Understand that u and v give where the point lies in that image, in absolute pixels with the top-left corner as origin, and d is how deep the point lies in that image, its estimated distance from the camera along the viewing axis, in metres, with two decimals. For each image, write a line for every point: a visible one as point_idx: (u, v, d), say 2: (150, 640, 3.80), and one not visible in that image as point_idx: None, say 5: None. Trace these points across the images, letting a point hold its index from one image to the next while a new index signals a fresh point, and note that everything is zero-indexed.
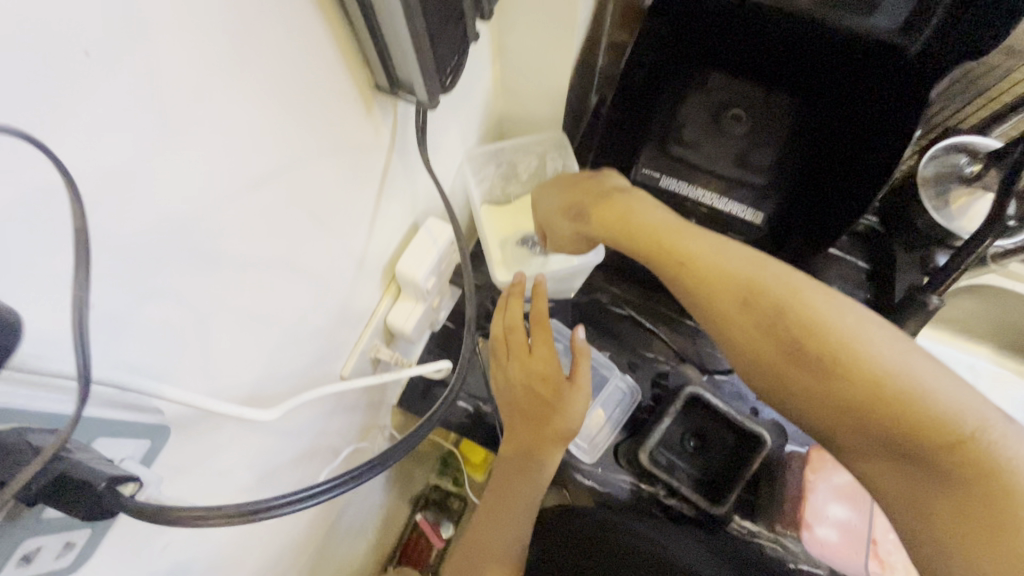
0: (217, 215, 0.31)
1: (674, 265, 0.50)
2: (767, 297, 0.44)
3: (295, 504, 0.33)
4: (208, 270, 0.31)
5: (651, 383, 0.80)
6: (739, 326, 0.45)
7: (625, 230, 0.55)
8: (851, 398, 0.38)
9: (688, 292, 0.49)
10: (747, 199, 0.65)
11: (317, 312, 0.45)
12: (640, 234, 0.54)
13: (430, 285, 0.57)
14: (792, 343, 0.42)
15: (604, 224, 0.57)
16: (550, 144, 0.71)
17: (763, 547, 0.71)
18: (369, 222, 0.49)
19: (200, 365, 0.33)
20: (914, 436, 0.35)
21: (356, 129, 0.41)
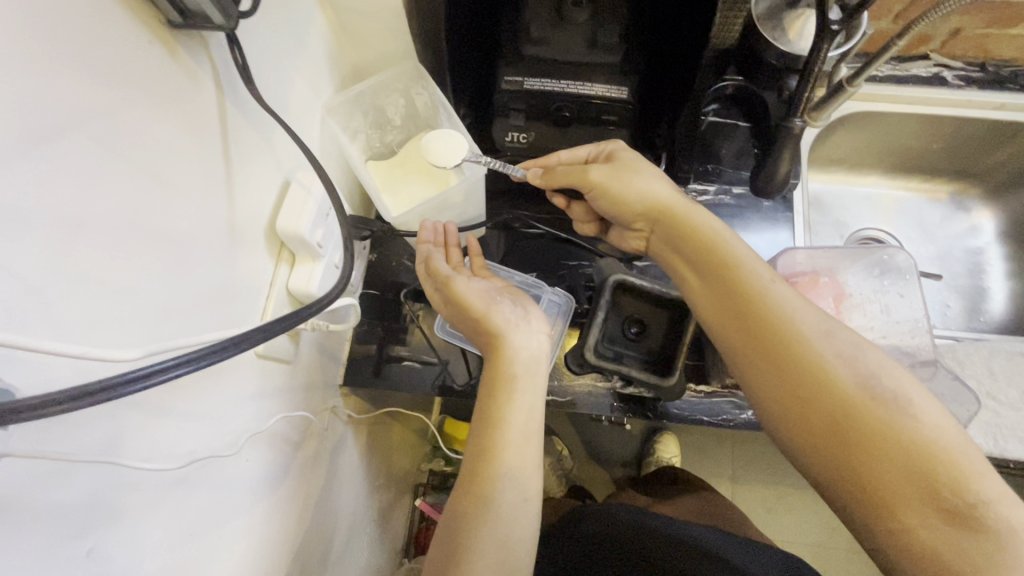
0: (18, 165, 0.28)
1: (747, 295, 0.50)
2: (832, 333, 0.47)
3: (143, 380, 0.31)
4: (26, 228, 0.29)
5: (582, 288, 0.82)
6: (814, 355, 0.46)
7: (703, 253, 0.54)
8: (904, 439, 0.41)
9: (755, 321, 0.49)
10: (607, 78, 0.67)
11: (195, 281, 0.43)
12: (722, 261, 0.53)
13: (319, 237, 0.56)
14: (864, 372, 0.44)
15: (688, 245, 0.56)
16: (408, 78, 0.70)
17: (718, 403, 0.75)
18: (225, 182, 0.47)
19: (56, 332, 0.31)
20: (944, 482, 0.39)
21: (169, 81, 0.39)
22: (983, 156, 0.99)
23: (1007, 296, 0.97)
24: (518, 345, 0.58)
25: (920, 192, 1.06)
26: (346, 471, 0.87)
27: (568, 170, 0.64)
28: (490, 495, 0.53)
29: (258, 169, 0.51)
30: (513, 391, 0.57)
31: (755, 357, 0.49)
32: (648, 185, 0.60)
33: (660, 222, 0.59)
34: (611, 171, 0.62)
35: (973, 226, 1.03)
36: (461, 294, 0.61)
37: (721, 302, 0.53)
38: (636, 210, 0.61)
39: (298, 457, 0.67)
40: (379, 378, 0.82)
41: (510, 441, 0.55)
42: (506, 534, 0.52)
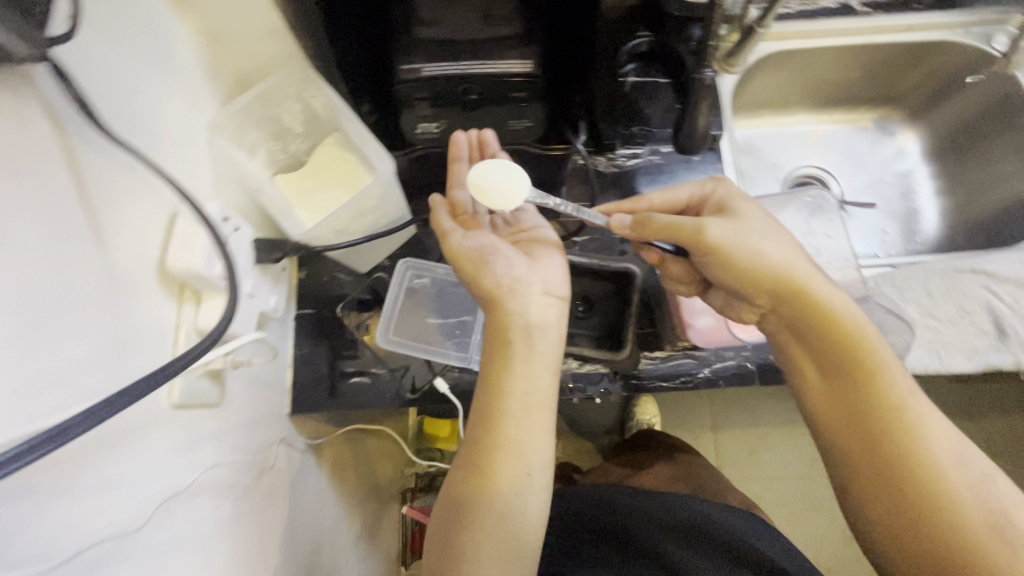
0: None
1: (860, 371, 0.51)
2: (964, 462, 0.48)
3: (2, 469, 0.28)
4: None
5: None
6: (945, 483, 0.47)
7: (823, 328, 0.53)
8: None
9: (861, 396, 0.51)
10: (510, 54, 0.62)
11: (75, 345, 0.39)
12: (844, 334, 0.52)
13: (220, 270, 0.51)
14: (990, 505, 0.46)
15: (799, 315, 0.55)
16: (298, 81, 0.64)
17: (676, 366, 0.74)
18: (92, 231, 0.42)
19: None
20: None
21: None
22: (901, 78, 1.00)
23: (939, 213, 1.00)
24: (516, 308, 0.58)
25: (846, 123, 1.07)
26: (314, 500, 0.83)
27: (682, 222, 0.57)
28: (492, 468, 0.52)
29: (133, 209, 0.47)
30: (513, 359, 0.56)
31: (847, 422, 0.52)
32: (761, 250, 0.55)
33: (759, 286, 0.56)
34: (729, 226, 0.56)
35: (899, 150, 1.05)
36: (452, 249, 0.61)
37: (835, 376, 0.53)
38: (759, 277, 0.56)
39: (254, 498, 0.64)
40: (334, 396, 0.76)
41: (511, 413, 0.54)
42: (510, 510, 0.52)
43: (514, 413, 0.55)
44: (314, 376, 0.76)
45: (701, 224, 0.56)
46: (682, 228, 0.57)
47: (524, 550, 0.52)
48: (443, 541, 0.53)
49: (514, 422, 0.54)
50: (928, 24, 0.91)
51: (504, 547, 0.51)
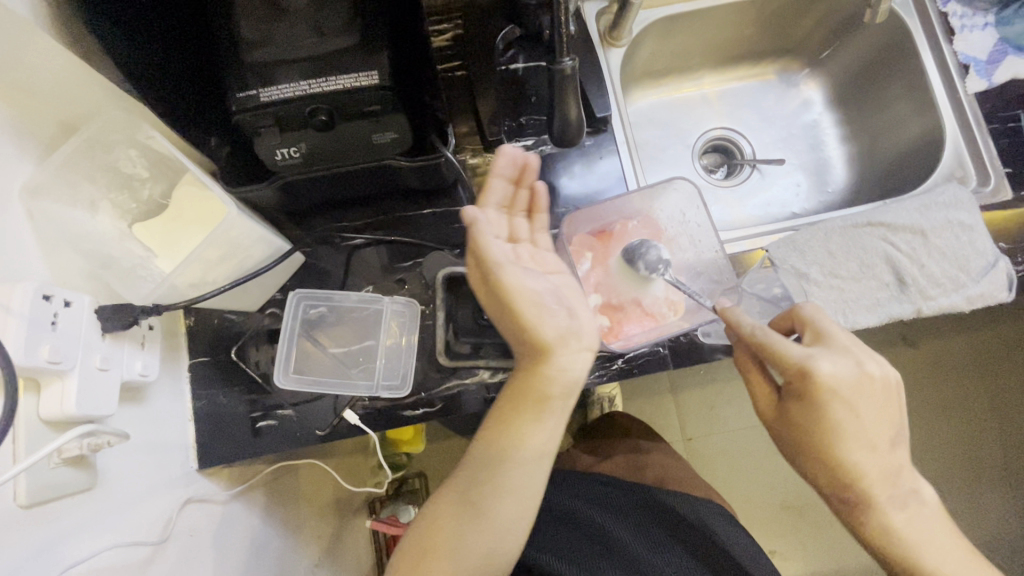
0: None
1: (856, 490, 0.57)
2: None
3: None
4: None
5: (426, 286, 0.76)
6: None
7: (818, 450, 0.56)
8: None
9: (848, 509, 0.59)
10: (352, 66, 0.57)
11: None
12: (842, 457, 0.56)
13: (44, 355, 0.46)
14: None
15: (792, 426, 0.58)
16: (127, 122, 0.58)
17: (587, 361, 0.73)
18: None
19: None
20: None
21: None
22: (793, 27, 0.97)
23: (847, 162, 0.99)
24: (561, 366, 0.60)
25: (750, 79, 1.05)
26: (250, 547, 0.81)
27: (793, 361, 0.54)
28: (492, 504, 0.60)
29: None
30: (543, 413, 0.61)
31: (849, 498, 0.58)
32: (864, 409, 0.54)
33: (798, 424, 0.57)
34: (840, 389, 0.53)
35: (804, 101, 1.04)
36: (510, 292, 0.58)
37: (834, 487, 0.58)
38: (817, 421, 0.55)
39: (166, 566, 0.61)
40: (256, 433, 0.72)
41: (522, 462, 0.61)
42: (498, 538, 0.60)
43: (525, 459, 0.61)
44: (219, 426, 0.73)
45: (806, 375, 0.53)
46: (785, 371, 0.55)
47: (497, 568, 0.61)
48: (423, 542, 0.62)
49: (524, 470, 0.61)
50: None
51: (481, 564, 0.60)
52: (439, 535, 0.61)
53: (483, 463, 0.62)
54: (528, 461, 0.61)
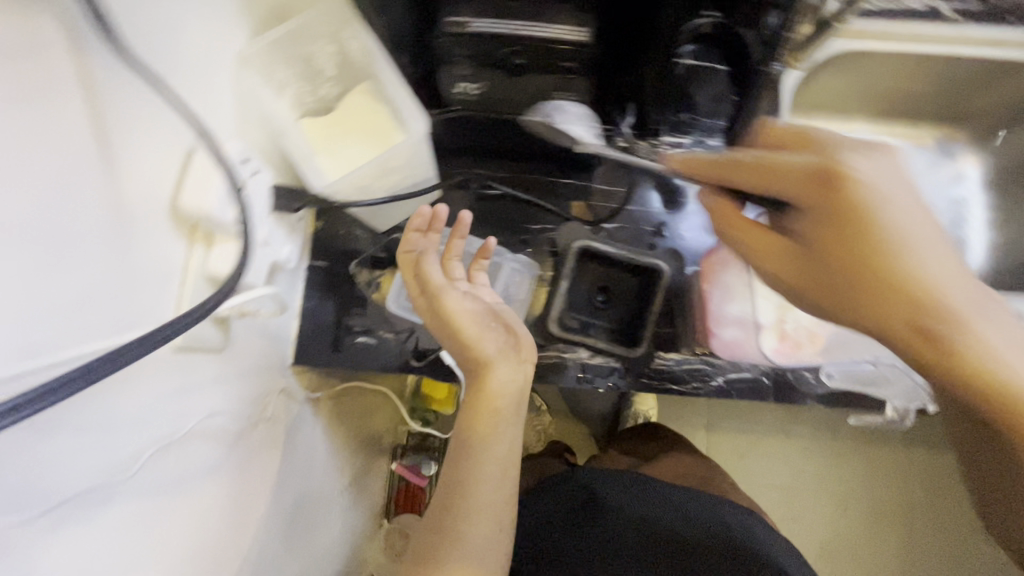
0: None
1: (987, 380, 0.41)
2: None
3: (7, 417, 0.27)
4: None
5: (546, 253, 0.76)
6: None
7: (941, 353, 0.42)
8: None
9: (918, 320, 0.43)
10: (566, 17, 0.57)
11: (81, 282, 0.38)
12: (946, 309, 0.42)
13: (234, 215, 0.48)
14: None
15: (925, 346, 0.43)
16: (337, 19, 0.60)
17: (688, 370, 0.73)
18: (110, 169, 0.40)
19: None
20: None
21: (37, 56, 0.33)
22: (972, 99, 0.92)
23: (986, 248, 0.95)
24: (502, 378, 0.59)
25: (904, 138, 1.00)
26: (306, 449, 0.84)
27: (884, 232, 0.44)
28: (466, 526, 0.55)
29: (148, 144, 0.44)
30: (499, 423, 0.59)
31: (980, 402, 0.42)
32: (924, 262, 0.44)
33: (910, 344, 0.44)
34: (872, 198, 0.44)
35: (958, 174, 0.99)
36: (452, 311, 0.60)
37: (984, 412, 0.43)
38: (907, 310, 0.43)
39: (251, 443, 0.64)
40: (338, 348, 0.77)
41: (487, 475, 0.57)
42: (476, 564, 0.55)
43: (490, 472, 0.57)
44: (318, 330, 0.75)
45: (888, 260, 0.44)
46: (814, 207, 0.46)
47: None
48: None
49: (486, 480, 0.57)
50: (1023, 41, 0.82)
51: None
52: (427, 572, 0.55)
53: (450, 485, 0.58)
54: (492, 472, 0.57)
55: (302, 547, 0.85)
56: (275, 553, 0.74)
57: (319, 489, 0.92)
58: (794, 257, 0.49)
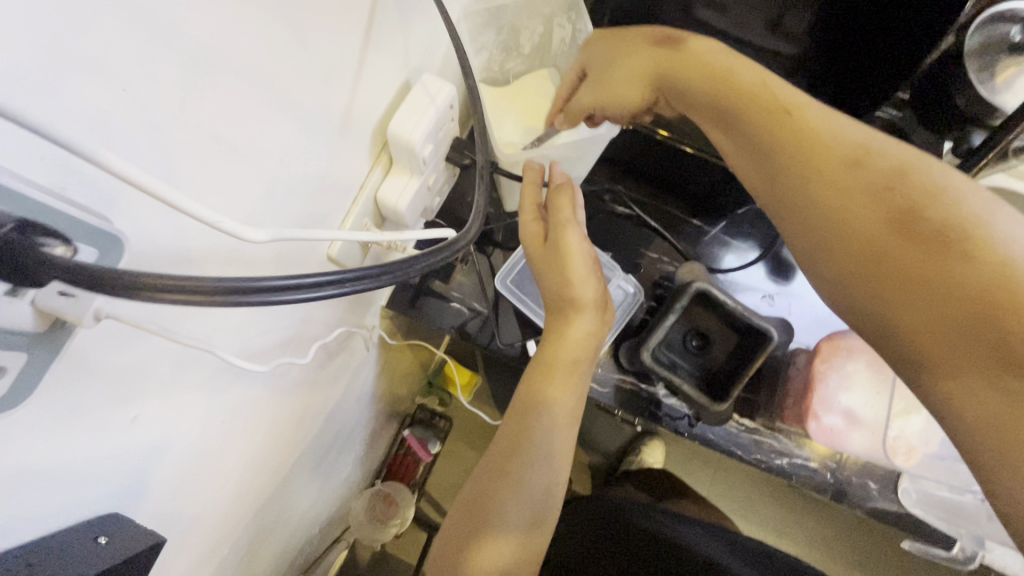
0: (186, 21, 0.26)
1: (1005, 309, 0.32)
2: (996, 276, 0.32)
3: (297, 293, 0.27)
4: (147, 39, 0.24)
5: (653, 283, 0.77)
6: (967, 235, 0.35)
7: (927, 271, 0.35)
8: (964, 258, 0.34)
9: (822, 177, 0.42)
10: (774, 69, 0.61)
11: (300, 167, 0.40)
12: (960, 223, 0.35)
13: (427, 153, 0.50)
14: (979, 282, 0.33)
15: (897, 239, 0.37)
16: (557, 5, 0.62)
17: (757, 442, 0.72)
18: (353, 72, 0.42)
19: (157, 170, 0.28)
20: (990, 299, 0.32)
21: None
22: None
23: None
24: (596, 330, 0.55)
25: None
26: (360, 389, 0.86)
27: (840, 148, 0.42)
28: (524, 468, 0.51)
29: (386, 62, 0.46)
30: (570, 375, 0.54)
31: (981, 384, 0.32)
32: (909, 175, 0.39)
33: (893, 258, 0.37)
34: (835, 126, 0.43)
35: None
36: (571, 250, 0.53)
37: (974, 366, 0.32)
38: (856, 198, 0.39)
39: (332, 365, 0.66)
40: (418, 306, 0.81)
41: (555, 424, 0.53)
42: (537, 510, 0.52)
43: (561, 422, 0.54)
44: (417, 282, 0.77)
45: (845, 163, 0.41)
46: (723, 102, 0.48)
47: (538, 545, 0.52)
48: (463, 531, 0.51)
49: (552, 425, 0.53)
50: None
51: (523, 536, 0.51)
52: (481, 511, 0.51)
53: (513, 431, 0.53)
54: (557, 420, 0.53)
55: (320, 477, 0.87)
56: (303, 476, 0.76)
57: (350, 429, 0.93)
58: (737, 150, 0.48)
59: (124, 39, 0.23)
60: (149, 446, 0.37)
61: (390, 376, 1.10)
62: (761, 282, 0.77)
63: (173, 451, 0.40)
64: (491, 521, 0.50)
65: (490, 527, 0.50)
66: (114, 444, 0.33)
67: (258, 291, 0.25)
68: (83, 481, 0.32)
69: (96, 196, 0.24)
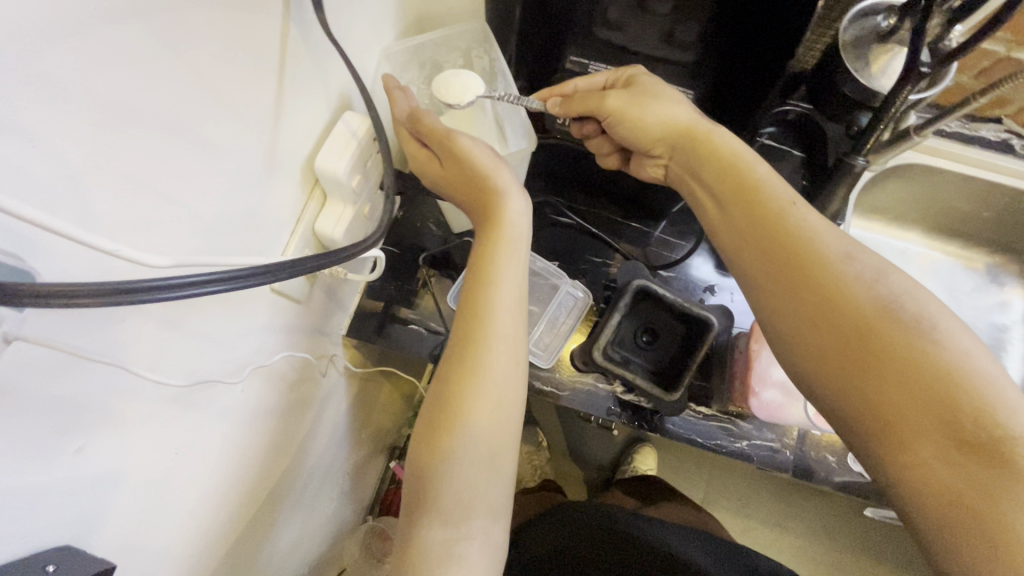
0: (103, 84, 0.30)
1: (958, 410, 0.36)
2: (952, 383, 0.37)
3: (178, 289, 0.31)
4: (58, 104, 0.28)
5: (600, 286, 0.81)
6: (927, 339, 0.39)
7: (901, 364, 0.39)
8: (922, 361, 0.38)
9: (803, 271, 0.45)
10: (676, 77, 0.66)
11: (230, 204, 0.44)
12: (925, 326, 0.40)
13: (355, 182, 0.54)
14: (940, 387, 0.37)
15: (872, 335, 0.41)
16: (472, 38, 0.68)
17: (714, 427, 0.75)
18: (272, 115, 0.46)
19: (81, 215, 0.31)
20: (946, 399, 0.37)
21: (256, 13, 0.41)
22: None
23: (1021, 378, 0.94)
24: (519, 209, 0.55)
25: (958, 257, 1.02)
26: (332, 420, 0.88)
27: (826, 246, 0.45)
28: (477, 348, 0.50)
29: (306, 103, 0.50)
30: (505, 250, 0.53)
31: (938, 463, 0.36)
32: (886, 276, 0.43)
33: (868, 351, 0.40)
34: (822, 223, 0.47)
35: (1003, 302, 0.99)
36: (465, 149, 0.56)
37: (933, 446, 0.36)
38: (838, 289, 0.43)
39: (292, 396, 0.68)
40: (381, 332, 0.83)
41: (503, 304, 0.52)
42: (499, 397, 0.49)
43: (506, 304, 0.52)
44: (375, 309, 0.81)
45: (833, 262, 0.44)
46: (726, 178, 0.53)
47: (509, 438, 0.49)
48: (433, 416, 0.49)
49: (499, 303, 0.51)
50: None
51: (495, 429, 0.48)
52: (445, 400, 0.48)
53: (462, 314, 0.52)
54: (504, 292, 0.52)
55: (299, 517, 0.87)
56: (281, 510, 0.77)
57: (328, 464, 0.94)
58: (729, 233, 0.52)
59: (40, 103, 0.27)
60: (99, 478, 0.39)
61: (366, 408, 1.11)
62: (700, 274, 0.82)
63: (127, 483, 0.42)
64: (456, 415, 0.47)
65: (459, 421, 0.47)
66: (59, 474, 0.35)
67: (146, 290, 0.29)
68: (33, 512, 0.34)
69: (14, 237, 0.27)
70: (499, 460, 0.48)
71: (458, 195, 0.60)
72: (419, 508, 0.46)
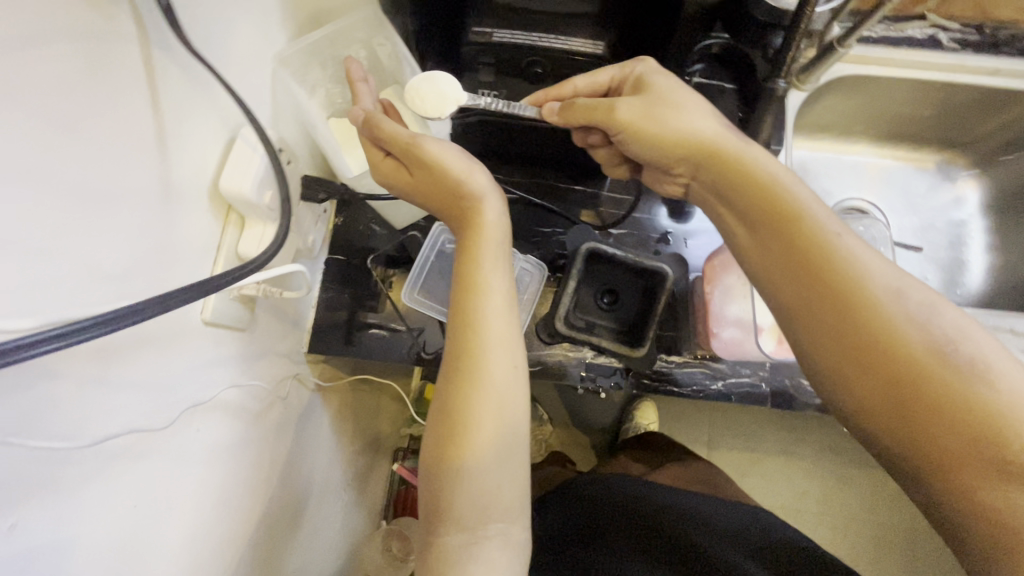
0: None
1: (999, 446, 0.36)
2: (997, 421, 0.36)
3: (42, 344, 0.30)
4: None
5: (553, 256, 0.80)
6: (971, 377, 0.38)
7: (945, 401, 0.38)
8: (967, 398, 0.37)
9: (841, 304, 0.42)
10: (584, 29, 0.64)
11: (134, 247, 0.42)
12: (969, 363, 0.38)
13: (265, 198, 0.53)
14: (986, 424, 0.36)
15: (913, 368, 0.39)
16: (370, 27, 0.67)
17: (687, 372, 0.75)
18: (158, 147, 0.44)
19: None
20: (990, 437, 0.36)
21: (109, 43, 0.38)
22: (974, 126, 0.95)
23: (985, 270, 0.95)
24: (497, 214, 0.54)
25: (906, 161, 1.03)
26: (318, 437, 0.87)
27: (868, 277, 0.42)
28: (485, 362, 0.48)
29: (194, 128, 0.48)
30: (492, 259, 0.52)
31: (982, 490, 0.36)
32: (936, 312, 0.41)
33: (910, 385, 0.39)
34: (857, 245, 0.44)
35: (957, 198, 1.00)
36: (437, 156, 0.54)
37: (976, 474, 0.36)
38: (874, 322, 0.41)
39: (262, 424, 0.67)
40: (348, 342, 0.82)
41: (506, 316, 0.51)
42: (500, 399, 0.48)
43: (508, 320, 0.51)
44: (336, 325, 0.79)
45: (875, 297, 0.41)
46: (753, 200, 0.48)
47: (516, 441, 0.48)
48: (443, 434, 0.47)
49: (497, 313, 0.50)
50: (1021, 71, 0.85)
51: (507, 439, 0.47)
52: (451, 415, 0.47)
53: (457, 331, 0.50)
54: (501, 301, 0.51)
55: (307, 540, 0.87)
56: (282, 538, 0.76)
57: (325, 480, 0.94)
58: (759, 260, 0.49)
59: None
60: (54, 547, 0.38)
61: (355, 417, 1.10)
62: (652, 226, 0.82)
63: (88, 545, 0.41)
64: (462, 428, 0.46)
65: (468, 440, 0.46)
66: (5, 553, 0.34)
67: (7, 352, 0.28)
68: None
69: None
70: (508, 466, 0.47)
71: (433, 206, 0.58)
72: (436, 518, 0.46)
